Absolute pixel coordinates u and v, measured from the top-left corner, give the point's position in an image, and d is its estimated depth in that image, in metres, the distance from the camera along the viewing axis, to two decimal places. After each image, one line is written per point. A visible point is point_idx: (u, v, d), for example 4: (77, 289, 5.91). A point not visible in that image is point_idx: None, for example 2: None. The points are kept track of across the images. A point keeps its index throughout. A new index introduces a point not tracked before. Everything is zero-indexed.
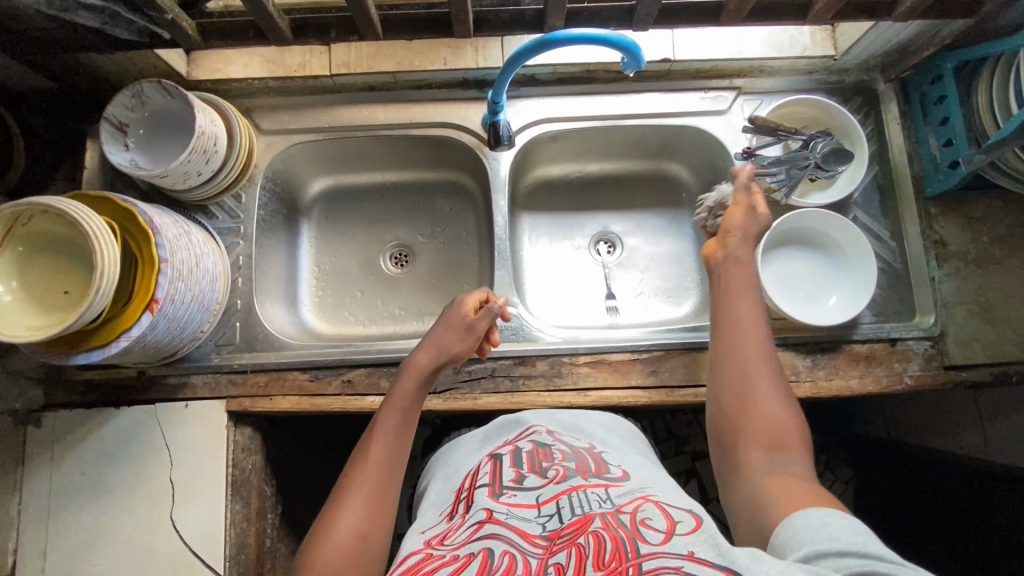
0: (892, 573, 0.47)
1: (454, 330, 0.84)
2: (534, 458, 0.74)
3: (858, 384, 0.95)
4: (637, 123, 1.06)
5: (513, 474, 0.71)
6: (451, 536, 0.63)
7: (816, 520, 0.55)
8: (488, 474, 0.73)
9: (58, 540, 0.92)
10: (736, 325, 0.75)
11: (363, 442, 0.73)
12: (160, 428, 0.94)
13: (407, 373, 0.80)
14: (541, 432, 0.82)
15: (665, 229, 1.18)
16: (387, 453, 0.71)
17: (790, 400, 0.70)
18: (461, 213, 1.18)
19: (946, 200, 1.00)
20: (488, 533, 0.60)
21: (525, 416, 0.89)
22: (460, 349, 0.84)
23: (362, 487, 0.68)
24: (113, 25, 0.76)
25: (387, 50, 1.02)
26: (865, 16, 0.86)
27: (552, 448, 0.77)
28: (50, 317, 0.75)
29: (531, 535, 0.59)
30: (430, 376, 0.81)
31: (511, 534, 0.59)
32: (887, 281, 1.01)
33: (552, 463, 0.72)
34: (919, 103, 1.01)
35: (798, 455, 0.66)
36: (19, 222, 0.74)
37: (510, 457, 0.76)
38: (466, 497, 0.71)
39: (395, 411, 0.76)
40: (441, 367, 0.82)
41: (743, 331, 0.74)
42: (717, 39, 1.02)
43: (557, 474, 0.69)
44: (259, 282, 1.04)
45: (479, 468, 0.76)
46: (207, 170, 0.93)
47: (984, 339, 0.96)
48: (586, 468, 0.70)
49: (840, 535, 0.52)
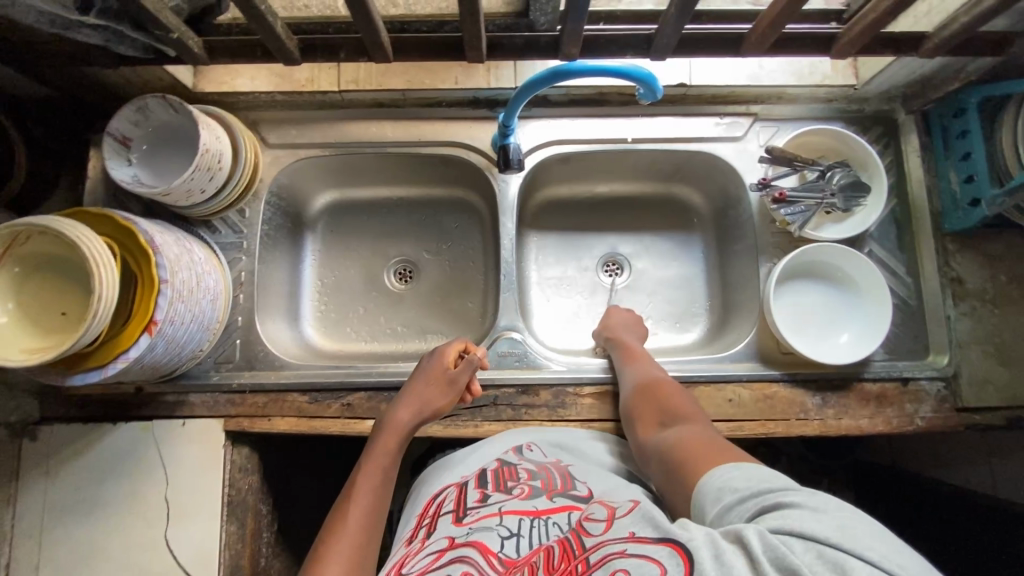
0: (778, 495, 0.53)
1: (434, 385, 0.88)
2: (498, 477, 0.76)
3: (868, 424, 0.93)
4: (650, 148, 1.04)
5: (477, 496, 0.72)
6: (411, 561, 0.63)
7: (721, 479, 0.60)
8: (452, 501, 0.73)
9: (50, 556, 0.91)
10: (639, 366, 0.90)
11: (341, 503, 0.76)
12: (156, 445, 0.93)
13: (388, 432, 0.84)
14: (508, 453, 0.83)
15: (675, 253, 1.15)
16: (364, 517, 0.74)
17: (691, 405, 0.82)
18: (467, 231, 1.16)
19: (964, 236, 0.98)
20: (452, 558, 0.60)
21: (501, 437, 0.88)
22: (440, 405, 0.87)
23: (340, 550, 0.69)
24: (117, 42, 0.74)
25: (397, 67, 1.00)
26: (890, 50, 0.83)
27: (517, 467, 0.78)
28: (47, 339, 0.74)
29: (491, 552, 0.59)
30: (408, 433, 0.85)
31: (472, 552, 0.60)
32: (901, 317, 0.99)
33: (518, 482, 0.74)
34: (941, 137, 0.99)
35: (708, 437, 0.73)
36: (16, 242, 0.73)
37: (476, 480, 0.77)
38: (429, 522, 0.71)
39: (374, 472, 0.79)
40: (419, 421, 0.86)
41: (645, 370, 0.89)
42: (735, 66, 1.00)
43: (522, 492, 0.71)
44: (261, 298, 1.02)
45: (445, 496, 0.76)
46: (210, 187, 0.91)
47: (999, 381, 0.94)
48: (551, 486, 0.72)
49: (738, 484, 0.57)
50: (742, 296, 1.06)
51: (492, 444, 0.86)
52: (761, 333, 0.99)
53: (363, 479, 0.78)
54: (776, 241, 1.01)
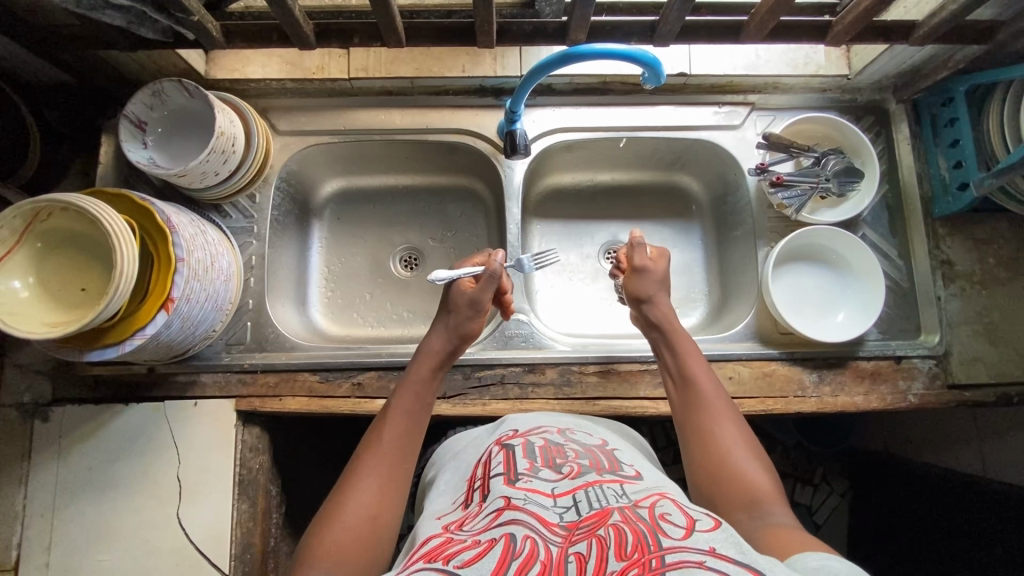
0: None
1: (460, 310, 0.86)
2: (547, 454, 0.72)
3: (863, 401, 0.97)
4: (652, 135, 1.07)
5: (527, 464, 0.69)
6: (470, 522, 0.61)
7: (810, 565, 0.51)
8: (501, 463, 0.70)
9: (62, 536, 0.92)
10: (697, 382, 0.77)
11: (377, 426, 0.75)
12: (168, 424, 0.94)
13: (424, 358, 0.83)
14: (552, 431, 0.79)
15: (675, 239, 1.19)
16: (400, 437, 0.74)
17: (761, 458, 0.70)
18: (472, 219, 1.18)
19: (953, 220, 1.02)
20: (508, 519, 0.57)
21: (529, 416, 0.86)
22: (473, 327, 0.87)
23: (375, 467, 0.70)
24: (138, 24, 0.77)
25: (406, 55, 1.02)
26: (881, 38, 0.87)
27: (565, 446, 0.74)
28: (67, 313, 0.76)
29: (550, 523, 0.57)
30: (443, 362, 0.84)
31: (531, 519, 0.57)
32: (893, 298, 1.03)
33: (566, 460, 0.70)
34: (931, 125, 1.03)
35: (778, 508, 0.63)
36: (38, 219, 0.74)
37: (522, 449, 0.73)
38: (480, 485, 0.68)
39: (412, 397, 0.78)
40: (452, 351, 0.85)
41: (703, 390, 0.76)
42: (732, 55, 1.03)
43: (572, 470, 0.67)
44: (271, 282, 1.04)
45: (491, 458, 0.73)
46: (224, 169, 0.93)
47: (987, 359, 0.98)
48: (599, 464, 0.69)
49: (839, 570, 0.49)
50: (739, 279, 1.10)
51: (517, 419, 0.84)
52: (759, 313, 1.02)
53: (398, 402, 0.77)
54: (773, 225, 1.05)
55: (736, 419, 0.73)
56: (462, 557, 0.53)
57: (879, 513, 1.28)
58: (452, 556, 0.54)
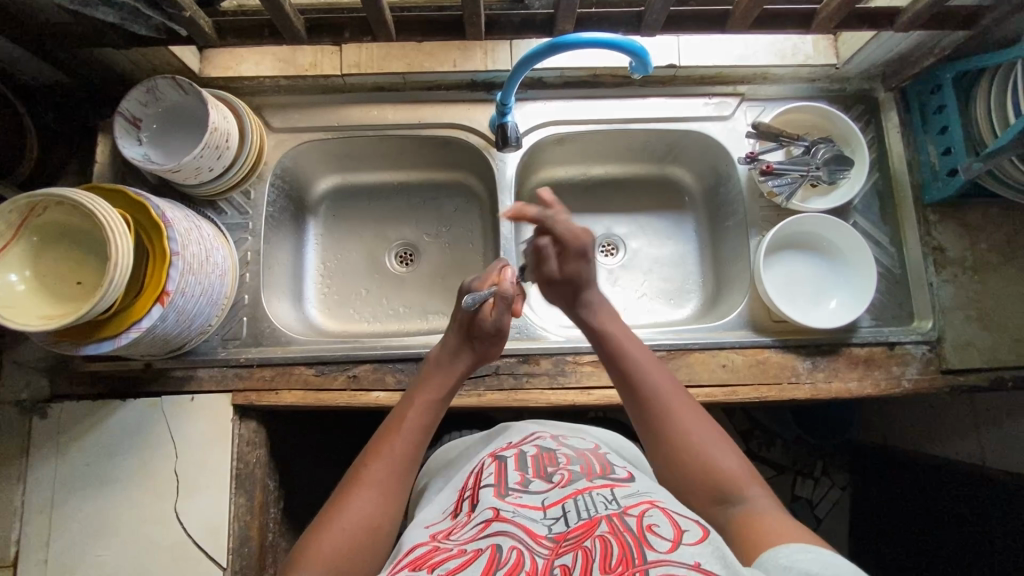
0: None
1: (484, 336, 0.85)
2: (539, 462, 0.71)
3: (857, 386, 0.97)
4: (643, 127, 1.08)
5: (518, 477, 0.68)
6: (458, 532, 0.61)
7: (780, 562, 0.53)
8: (493, 474, 0.69)
9: (60, 532, 0.92)
10: (643, 385, 0.75)
11: (386, 432, 0.75)
12: (166, 419, 0.95)
13: (438, 381, 0.81)
14: (546, 438, 0.79)
15: (668, 231, 1.19)
16: (411, 449, 0.73)
17: (731, 446, 0.69)
18: (467, 214, 1.19)
19: (944, 206, 1.02)
20: (496, 530, 0.58)
21: (525, 423, 0.85)
22: (493, 351, 0.87)
23: (378, 472, 0.70)
24: (132, 20, 0.79)
25: (398, 51, 1.03)
26: (867, 25, 0.88)
27: (557, 452, 0.74)
28: (63, 306, 0.77)
29: (538, 535, 0.57)
30: (458, 383, 0.83)
31: (518, 531, 0.58)
32: (886, 285, 1.03)
33: (557, 467, 0.69)
34: (919, 113, 1.03)
35: (761, 496, 0.64)
36: (33, 213, 0.75)
37: (514, 460, 0.72)
38: (471, 495, 0.67)
39: (424, 410, 0.78)
40: (466, 373, 0.85)
41: (659, 394, 0.73)
42: (721, 46, 1.04)
43: (563, 478, 0.66)
44: (267, 277, 1.05)
45: (483, 469, 0.72)
46: (218, 165, 0.94)
47: (981, 344, 0.98)
48: (590, 470, 0.68)
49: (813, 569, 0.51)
50: (733, 269, 1.10)
51: (515, 428, 0.84)
52: (752, 302, 1.03)
53: (413, 414, 0.76)
54: (765, 215, 1.05)
55: (692, 409, 0.73)
56: (447, 566, 0.55)
57: (879, 504, 1.27)
58: (437, 564, 0.56)
